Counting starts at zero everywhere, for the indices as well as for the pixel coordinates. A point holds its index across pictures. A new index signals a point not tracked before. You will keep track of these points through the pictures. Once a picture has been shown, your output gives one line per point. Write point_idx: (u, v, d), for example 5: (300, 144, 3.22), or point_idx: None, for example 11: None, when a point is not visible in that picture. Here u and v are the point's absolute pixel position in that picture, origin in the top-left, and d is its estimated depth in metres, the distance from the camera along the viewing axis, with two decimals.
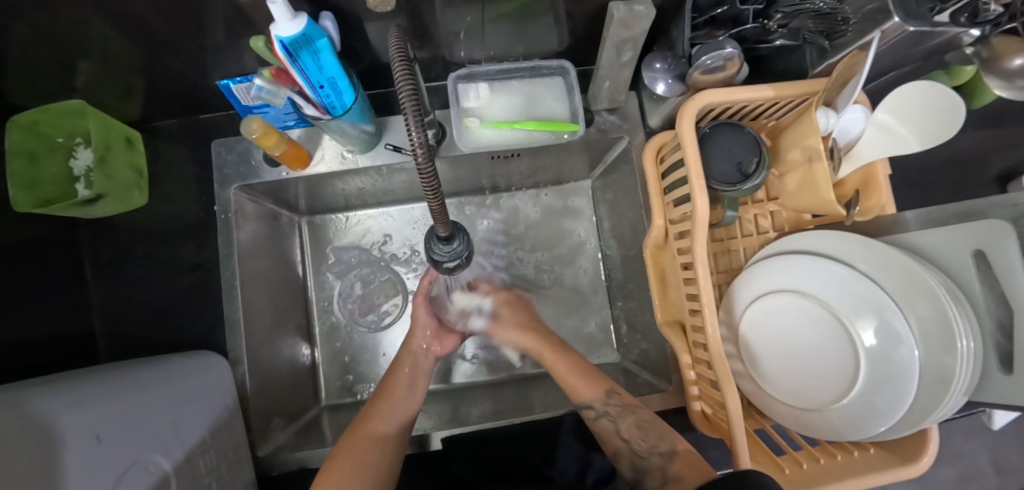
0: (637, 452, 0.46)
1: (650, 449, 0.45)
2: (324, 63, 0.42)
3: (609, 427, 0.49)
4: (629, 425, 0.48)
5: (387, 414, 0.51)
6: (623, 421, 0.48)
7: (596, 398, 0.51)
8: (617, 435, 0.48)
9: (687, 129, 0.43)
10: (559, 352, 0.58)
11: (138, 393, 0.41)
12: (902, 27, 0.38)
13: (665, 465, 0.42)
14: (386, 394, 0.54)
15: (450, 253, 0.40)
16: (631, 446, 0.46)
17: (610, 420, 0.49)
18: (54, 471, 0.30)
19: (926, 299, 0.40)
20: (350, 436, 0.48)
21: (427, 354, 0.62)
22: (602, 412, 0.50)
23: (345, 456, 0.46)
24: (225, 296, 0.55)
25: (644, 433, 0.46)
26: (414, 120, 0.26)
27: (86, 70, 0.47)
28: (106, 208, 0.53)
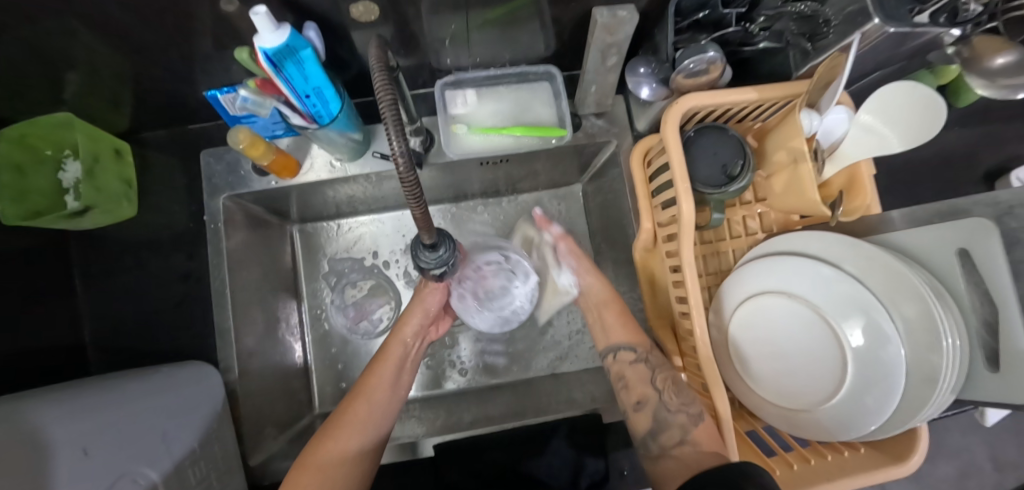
0: (666, 405, 0.46)
1: (679, 405, 0.45)
2: (309, 72, 0.42)
3: (643, 372, 0.49)
4: (664, 377, 0.48)
5: (364, 423, 0.49)
6: (661, 373, 0.49)
7: (638, 346, 0.52)
8: (649, 382, 0.48)
9: (672, 134, 0.43)
10: (610, 303, 0.58)
11: (124, 404, 0.42)
12: (883, 28, 0.39)
13: (688, 427, 0.43)
14: (367, 395, 0.51)
15: (436, 260, 0.40)
16: (663, 397, 0.46)
17: (649, 367, 0.50)
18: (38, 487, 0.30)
19: (913, 299, 0.40)
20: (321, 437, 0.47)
21: (419, 343, 0.60)
22: (642, 358, 0.51)
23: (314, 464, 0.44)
24: (215, 306, 0.55)
25: (680, 390, 0.46)
26: (393, 131, 0.26)
27: (71, 82, 0.47)
28: (96, 219, 0.54)
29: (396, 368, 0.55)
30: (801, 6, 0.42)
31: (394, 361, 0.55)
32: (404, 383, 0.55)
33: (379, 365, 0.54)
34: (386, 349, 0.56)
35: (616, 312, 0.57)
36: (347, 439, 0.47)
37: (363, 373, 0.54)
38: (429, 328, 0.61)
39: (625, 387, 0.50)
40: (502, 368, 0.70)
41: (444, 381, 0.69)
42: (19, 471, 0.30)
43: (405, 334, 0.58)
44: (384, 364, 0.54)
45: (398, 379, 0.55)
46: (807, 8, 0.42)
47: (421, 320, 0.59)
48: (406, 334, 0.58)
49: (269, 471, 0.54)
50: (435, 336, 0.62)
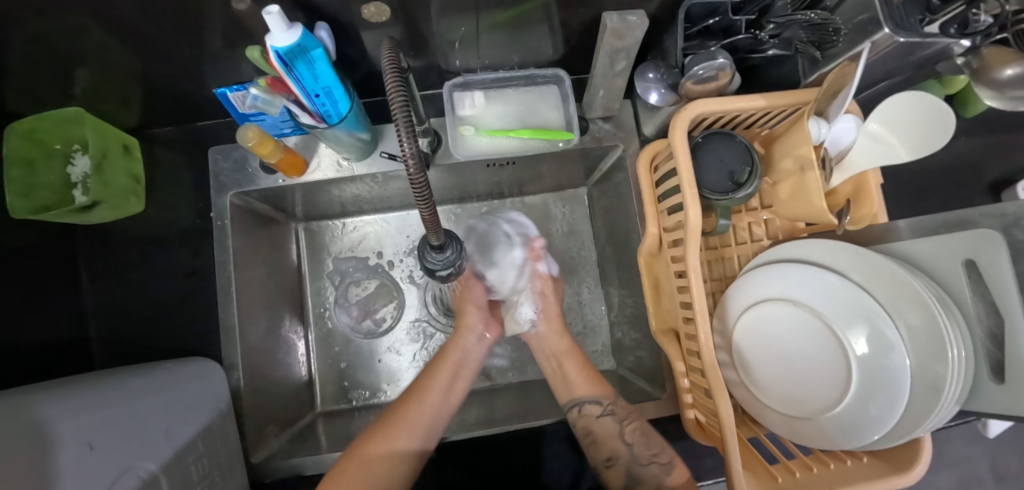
0: (638, 458, 0.48)
1: (650, 457, 0.48)
2: (319, 72, 0.42)
3: (612, 428, 0.50)
4: (633, 430, 0.50)
5: (417, 425, 0.50)
6: (629, 424, 0.51)
7: (602, 398, 0.54)
8: (620, 437, 0.50)
9: (680, 139, 0.44)
10: (569, 356, 0.59)
11: (128, 400, 0.41)
12: (893, 38, 0.39)
13: (662, 477, 0.46)
14: (424, 398, 0.52)
15: (443, 262, 0.40)
16: (633, 450, 0.49)
17: (616, 421, 0.51)
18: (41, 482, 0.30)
19: (918, 308, 0.40)
20: (369, 440, 0.47)
21: (479, 346, 0.62)
22: (608, 410, 0.52)
23: (361, 464, 0.45)
24: (221, 303, 0.55)
25: (648, 441, 0.49)
26: (405, 134, 0.26)
27: (82, 77, 0.48)
28: (104, 214, 0.54)
29: (452, 374, 0.57)
30: (811, 14, 0.42)
31: (450, 367, 0.57)
32: (458, 389, 0.56)
33: (437, 368, 0.57)
34: (447, 351, 0.59)
35: (575, 362, 0.59)
36: (395, 441, 0.47)
37: (423, 372, 0.57)
38: (485, 332, 0.63)
39: (593, 443, 0.50)
40: (504, 370, 0.70)
41: None
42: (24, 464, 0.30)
43: (461, 342, 0.61)
44: (441, 368, 0.57)
45: (451, 384, 0.56)
46: (816, 17, 0.42)
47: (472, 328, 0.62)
48: (464, 342, 0.61)
49: (269, 470, 0.54)
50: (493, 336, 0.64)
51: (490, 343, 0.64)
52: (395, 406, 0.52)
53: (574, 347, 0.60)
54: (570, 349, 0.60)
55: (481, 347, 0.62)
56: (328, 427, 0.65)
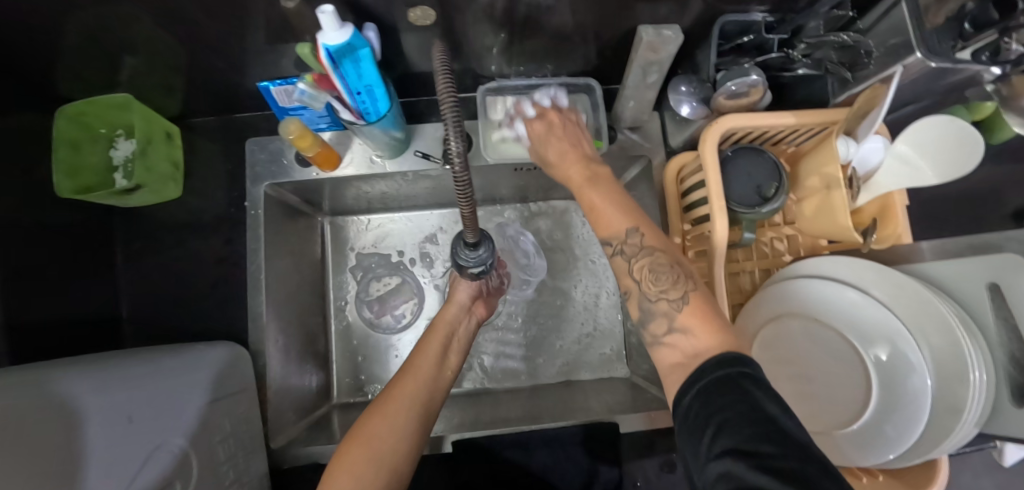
0: (647, 294, 0.38)
1: (658, 292, 0.37)
2: (364, 71, 0.44)
3: (621, 265, 0.40)
4: (642, 264, 0.39)
5: (412, 393, 0.48)
6: (639, 260, 0.39)
7: (616, 235, 0.41)
8: (628, 273, 0.40)
9: (710, 152, 0.45)
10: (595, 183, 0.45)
11: (163, 376, 0.41)
12: (925, 62, 0.40)
13: (671, 313, 0.35)
14: (417, 372, 0.51)
15: (475, 259, 0.41)
16: (642, 289, 0.38)
17: (627, 258, 0.40)
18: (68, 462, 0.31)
19: (943, 330, 0.40)
20: (367, 420, 0.44)
21: (469, 319, 0.62)
22: (617, 249, 0.41)
23: (359, 442, 0.42)
24: (250, 290, 0.57)
25: (658, 276, 0.37)
26: (454, 129, 0.28)
27: (132, 66, 0.50)
28: (143, 198, 0.56)
29: (442, 346, 0.56)
30: (844, 36, 0.43)
31: (440, 338, 0.56)
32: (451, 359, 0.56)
33: (430, 337, 0.56)
34: (434, 328, 0.58)
35: (582, 166, 0.47)
36: (392, 419, 0.44)
37: (414, 349, 0.55)
38: (474, 304, 0.63)
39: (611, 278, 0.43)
40: (518, 371, 0.71)
41: (454, 382, 0.70)
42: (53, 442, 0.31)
43: (448, 315, 0.60)
44: (431, 340, 0.56)
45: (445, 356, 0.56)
46: (850, 38, 0.43)
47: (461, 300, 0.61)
48: (451, 313, 0.60)
49: (288, 456, 0.55)
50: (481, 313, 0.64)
51: (479, 317, 0.64)
52: (395, 377, 0.50)
53: (581, 156, 0.47)
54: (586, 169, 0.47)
55: (471, 323, 0.62)
56: (343, 418, 0.66)
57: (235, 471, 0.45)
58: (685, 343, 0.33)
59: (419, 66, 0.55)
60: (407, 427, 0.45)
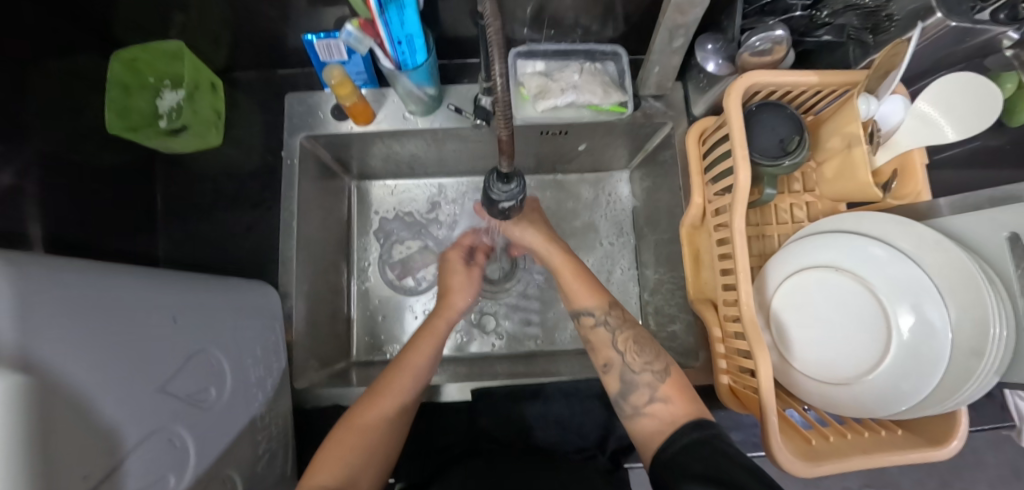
0: (631, 366, 0.47)
1: (643, 365, 0.47)
2: (406, 19, 0.47)
3: (605, 336, 0.50)
4: (626, 337, 0.49)
5: (401, 389, 0.50)
6: (621, 333, 0.50)
7: (599, 308, 0.53)
8: (611, 345, 0.50)
9: (734, 105, 0.46)
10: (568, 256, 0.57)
11: (201, 289, 0.42)
12: (945, 23, 0.43)
13: (655, 385, 0.45)
14: (412, 370, 0.51)
15: (507, 193, 0.43)
16: (625, 359, 0.48)
17: (609, 330, 0.51)
18: (135, 347, 0.32)
19: (964, 283, 0.41)
20: (364, 407, 0.47)
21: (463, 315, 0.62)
22: (602, 321, 0.51)
23: (353, 431, 0.45)
24: (282, 235, 0.59)
25: (641, 350, 0.48)
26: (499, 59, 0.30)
27: (184, 16, 0.53)
28: (188, 141, 0.59)
29: (437, 344, 0.55)
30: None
31: (435, 335, 0.56)
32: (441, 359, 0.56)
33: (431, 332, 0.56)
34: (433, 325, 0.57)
35: (574, 272, 0.56)
36: (385, 410, 0.47)
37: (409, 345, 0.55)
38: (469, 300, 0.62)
39: (593, 351, 0.51)
40: (535, 336, 0.72)
41: (457, 347, 0.71)
42: (121, 324, 0.31)
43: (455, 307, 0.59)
44: (426, 339, 0.55)
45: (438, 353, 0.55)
46: (873, 2, 0.46)
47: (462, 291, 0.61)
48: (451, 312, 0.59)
49: (310, 397, 0.56)
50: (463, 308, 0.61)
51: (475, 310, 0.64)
52: (388, 366, 0.51)
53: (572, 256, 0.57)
54: (566, 260, 0.57)
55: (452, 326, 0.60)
56: (362, 374, 0.68)
57: (262, 398, 0.47)
58: (662, 412, 0.43)
59: (453, 28, 0.57)
60: (396, 416, 0.48)
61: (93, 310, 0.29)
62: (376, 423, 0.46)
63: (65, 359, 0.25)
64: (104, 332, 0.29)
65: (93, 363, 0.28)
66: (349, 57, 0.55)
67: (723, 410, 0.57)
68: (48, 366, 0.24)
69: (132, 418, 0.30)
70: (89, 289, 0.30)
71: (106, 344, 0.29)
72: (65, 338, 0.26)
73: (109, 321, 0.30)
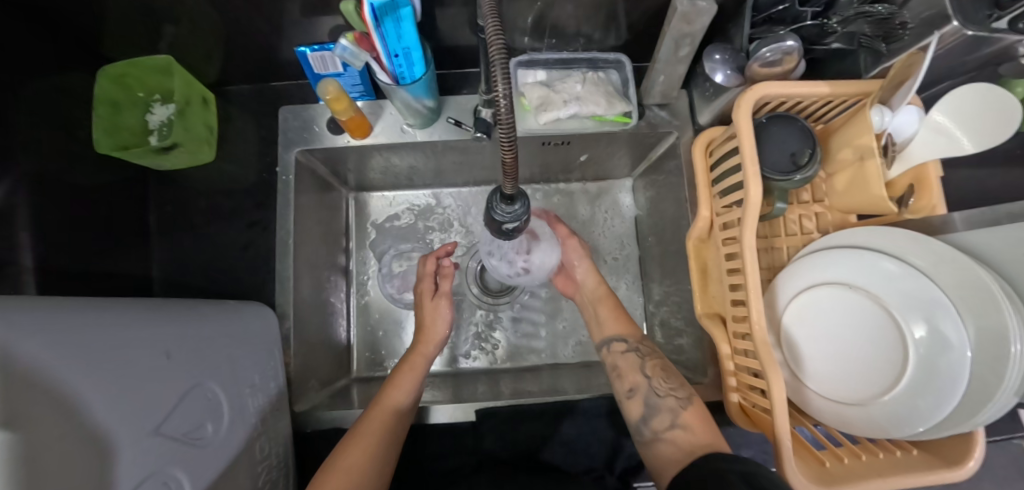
0: (655, 390, 0.50)
1: (668, 390, 0.49)
2: (403, 32, 0.44)
3: (634, 362, 0.54)
4: (654, 365, 0.53)
5: (386, 423, 0.49)
6: (650, 360, 0.54)
7: (630, 337, 0.57)
8: (640, 369, 0.53)
9: (744, 118, 0.45)
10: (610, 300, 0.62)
11: (194, 320, 0.41)
12: (961, 31, 0.41)
13: (678, 411, 0.47)
14: (389, 409, 0.50)
15: (511, 214, 0.41)
16: (651, 384, 0.51)
17: (638, 356, 0.55)
18: (127, 389, 0.30)
19: (984, 301, 0.40)
20: (344, 451, 0.46)
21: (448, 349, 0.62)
22: (633, 347, 0.56)
23: (335, 477, 0.44)
24: (280, 254, 0.58)
25: (667, 377, 0.51)
26: (500, 75, 0.28)
27: (173, 31, 0.51)
28: (179, 158, 0.57)
29: (417, 379, 0.55)
30: (879, 7, 0.44)
31: (414, 371, 0.55)
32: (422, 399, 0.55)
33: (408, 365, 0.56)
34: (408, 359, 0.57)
35: (609, 307, 0.62)
36: (366, 451, 0.46)
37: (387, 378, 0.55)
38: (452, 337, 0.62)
39: (619, 376, 0.54)
40: (539, 350, 0.71)
41: (457, 361, 0.70)
42: (112, 365, 0.30)
43: (426, 352, 0.58)
44: (406, 374, 0.54)
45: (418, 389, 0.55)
46: (884, 10, 0.44)
47: (444, 328, 0.60)
48: (427, 349, 0.58)
49: (311, 419, 0.55)
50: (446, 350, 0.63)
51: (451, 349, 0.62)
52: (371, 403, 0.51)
53: (611, 295, 0.62)
54: (607, 296, 0.63)
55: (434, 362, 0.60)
56: (363, 392, 0.67)
57: (262, 426, 0.46)
58: (682, 438, 0.45)
59: (452, 38, 0.56)
60: (376, 456, 0.46)
61: (82, 353, 0.28)
62: (357, 468, 0.45)
63: (56, 409, 0.24)
64: (96, 377, 0.28)
65: (84, 410, 0.26)
66: (345, 70, 0.54)
67: (732, 426, 0.56)
68: (40, 418, 0.22)
69: (127, 462, 0.29)
70: (76, 330, 0.28)
71: (97, 388, 0.28)
72: (56, 386, 0.25)
73: (100, 363, 0.29)
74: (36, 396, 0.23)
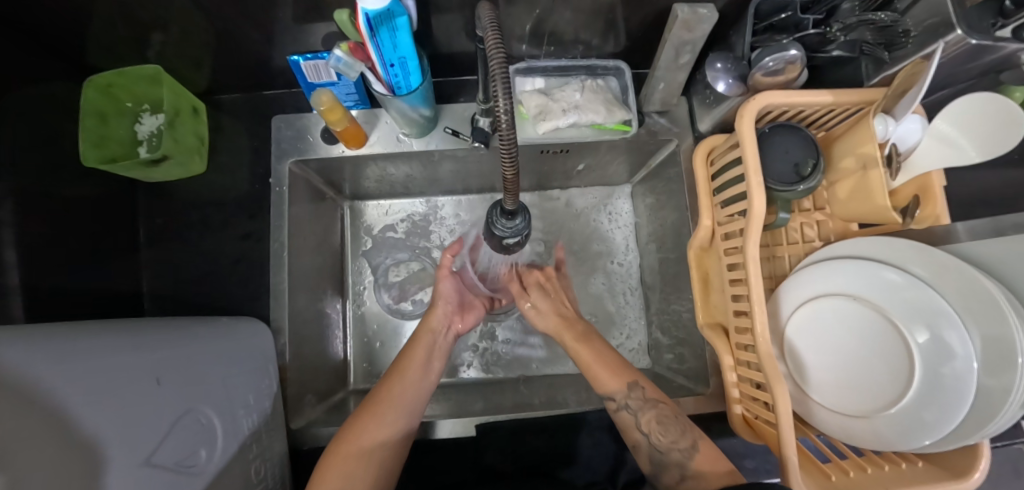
0: (658, 446, 0.47)
1: (670, 444, 0.46)
2: (399, 42, 0.43)
3: (631, 421, 0.49)
4: (650, 418, 0.48)
5: (398, 402, 0.51)
6: (645, 414, 0.49)
7: (620, 391, 0.51)
8: (638, 427, 0.49)
9: (748, 128, 0.44)
10: (585, 343, 0.57)
11: (184, 342, 0.40)
12: (965, 40, 0.39)
13: (686, 462, 0.44)
14: (394, 396, 0.52)
15: (512, 229, 0.41)
16: (652, 440, 0.47)
17: (633, 413, 0.49)
18: (118, 422, 0.29)
19: (988, 311, 0.39)
20: (359, 420, 0.49)
21: (448, 332, 0.63)
22: (624, 404, 0.50)
23: (350, 444, 0.47)
24: (274, 266, 0.56)
25: (665, 429, 0.47)
26: (500, 86, 0.27)
27: (161, 41, 0.49)
28: (169, 170, 0.56)
29: (427, 355, 0.58)
30: (881, 16, 0.43)
31: (425, 345, 0.59)
32: (435, 368, 0.58)
33: (412, 350, 0.58)
34: (417, 338, 0.60)
35: (591, 348, 0.56)
36: (382, 420, 0.49)
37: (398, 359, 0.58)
38: (455, 317, 0.65)
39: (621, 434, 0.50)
40: (538, 359, 0.71)
41: (456, 372, 0.70)
42: (102, 397, 0.29)
43: (433, 324, 0.62)
44: (416, 349, 0.58)
45: (428, 366, 0.57)
46: (886, 18, 0.43)
47: (445, 310, 0.63)
48: (434, 324, 0.62)
49: (308, 436, 0.54)
50: (460, 328, 0.65)
51: (459, 333, 0.65)
52: (383, 381, 0.54)
53: (568, 321, 0.61)
54: (569, 329, 0.60)
55: (448, 337, 0.63)
56: (360, 404, 0.65)
57: (257, 446, 0.45)
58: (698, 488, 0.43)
59: (448, 46, 0.55)
60: (392, 423, 0.49)
61: (69, 386, 0.27)
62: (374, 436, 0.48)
63: (43, 451, 0.23)
64: (85, 408, 0.27)
65: (73, 449, 0.25)
66: (339, 80, 0.53)
67: (735, 437, 0.55)
68: (27, 464, 0.21)
69: None
70: (59, 365, 0.27)
71: (85, 425, 0.27)
72: (35, 423, 0.24)
73: (90, 395, 0.28)
74: (21, 440, 0.22)
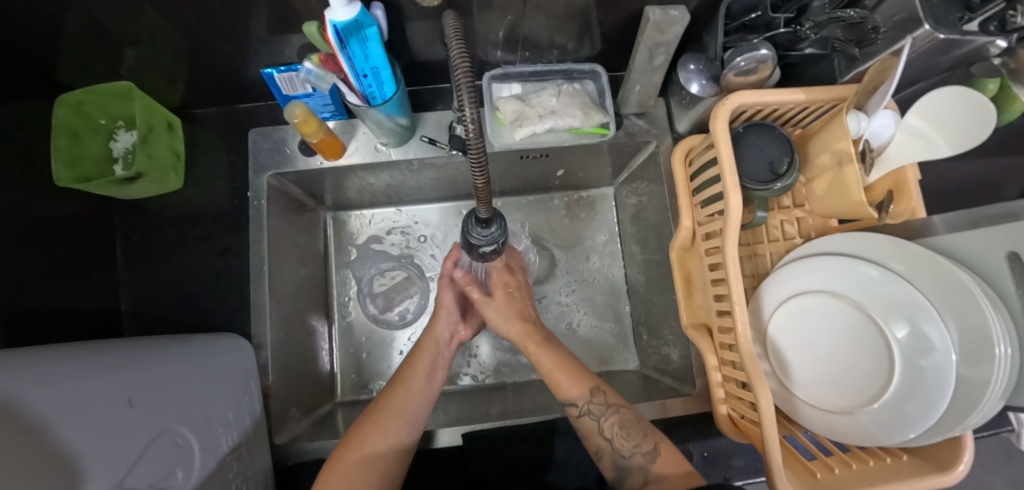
0: (620, 451, 0.46)
1: (632, 449, 0.46)
2: (371, 52, 0.42)
3: (592, 426, 0.49)
4: (613, 424, 0.47)
5: (401, 413, 0.51)
6: (607, 420, 0.48)
7: (582, 396, 0.50)
8: (599, 433, 0.48)
9: (722, 129, 0.43)
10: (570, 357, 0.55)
11: (160, 362, 0.39)
12: (933, 34, 0.40)
13: (648, 466, 0.44)
14: (396, 414, 0.51)
15: (487, 237, 0.41)
16: (615, 446, 0.47)
17: (593, 419, 0.49)
18: (95, 445, 0.29)
19: (962, 302, 0.38)
20: (363, 427, 0.49)
21: (450, 341, 0.63)
22: (586, 410, 0.49)
23: (356, 452, 0.47)
24: (253, 280, 0.56)
25: (627, 433, 0.46)
26: (466, 95, 0.27)
27: (133, 57, 0.49)
28: (143, 187, 0.55)
29: (430, 366, 0.58)
30: (851, 12, 0.43)
31: (431, 355, 0.59)
32: (439, 376, 0.58)
33: (416, 359, 0.58)
34: (423, 344, 0.60)
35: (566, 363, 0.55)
36: (385, 430, 0.49)
37: (404, 366, 0.58)
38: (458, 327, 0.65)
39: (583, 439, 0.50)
40: (529, 365, 0.71)
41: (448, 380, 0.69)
42: (79, 421, 0.29)
43: (436, 334, 0.62)
44: (421, 359, 0.58)
45: (431, 381, 0.57)
46: (855, 15, 0.43)
47: (448, 318, 0.64)
48: (438, 332, 0.62)
49: (293, 452, 0.53)
50: (463, 336, 0.66)
51: (461, 342, 0.66)
52: (386, 391, 0.54)
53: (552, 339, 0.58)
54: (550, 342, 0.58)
55: (452, 346, 0.63)
56: (347, 415, 0.65)
57: (239, 464, 0.44)
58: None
59: (424, 54, 0.54)
60: (398, 431, 0.50)
61: (37, 413, 0.26)
62: (378, 446, 0.47)
63: (26, 478, 0.23)
64: (56, 434, 0.27)
65: (49, 475, 0.25)
66: (314, 92, 0.52)
67: (722, 437, 0.54)
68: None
69: None
70: (25, 392, 0.27)
71: (60, 449, 0.26)
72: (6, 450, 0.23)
73: (62, 421, 0.28)
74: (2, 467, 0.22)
